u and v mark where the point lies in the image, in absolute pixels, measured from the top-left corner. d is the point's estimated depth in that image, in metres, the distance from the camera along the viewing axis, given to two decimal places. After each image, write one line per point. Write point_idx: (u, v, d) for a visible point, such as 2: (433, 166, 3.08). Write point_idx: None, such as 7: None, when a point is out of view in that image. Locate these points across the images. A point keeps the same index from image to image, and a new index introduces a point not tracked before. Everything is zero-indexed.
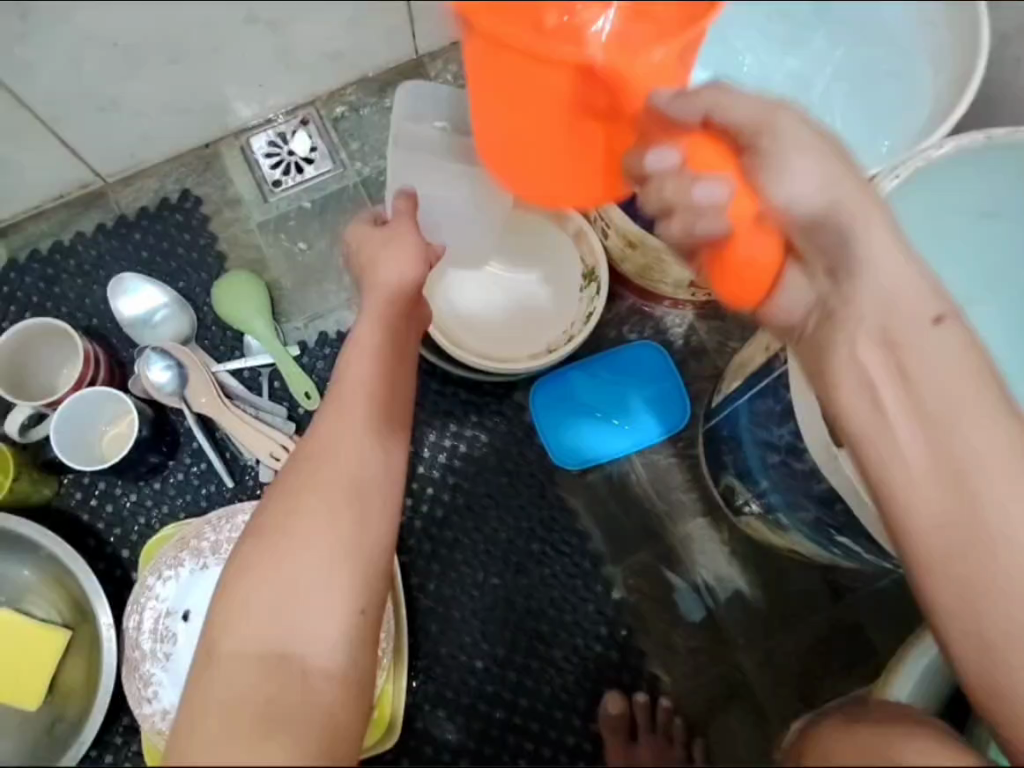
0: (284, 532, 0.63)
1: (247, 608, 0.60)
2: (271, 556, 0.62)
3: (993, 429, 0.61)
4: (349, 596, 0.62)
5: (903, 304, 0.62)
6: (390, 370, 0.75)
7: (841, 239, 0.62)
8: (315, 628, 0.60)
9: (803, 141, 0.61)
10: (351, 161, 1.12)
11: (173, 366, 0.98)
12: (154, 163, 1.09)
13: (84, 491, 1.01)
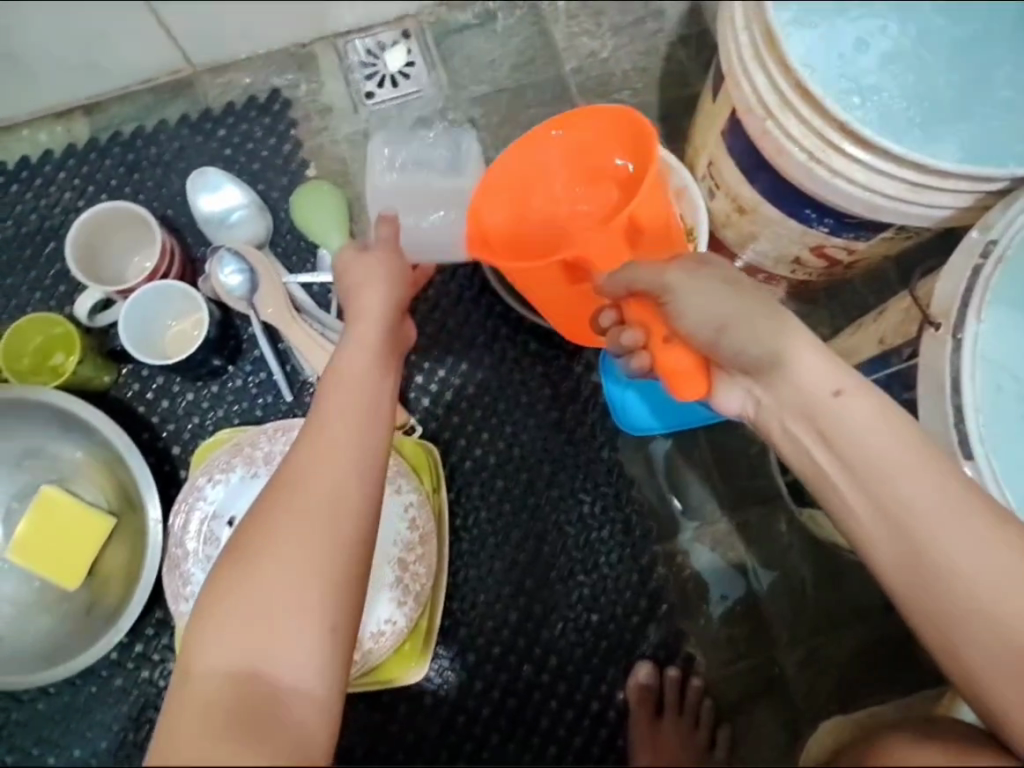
0: (249, 537, 0.58)
1: (216, 617, 0.55)
2: (237, 568, 0.57)
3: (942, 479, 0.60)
4: (325, 606, 0.56)
5: (801, 378, 0.64)
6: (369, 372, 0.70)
7: (738, 343, 0.65)
8: (289, 642, 0.54)
9: (696, 276, 0.67)
10: (449, 82, 1.06)
11: (246, 271, 0.95)
12: (249, 58, 1.05)
13: (141, 385, 1.00)
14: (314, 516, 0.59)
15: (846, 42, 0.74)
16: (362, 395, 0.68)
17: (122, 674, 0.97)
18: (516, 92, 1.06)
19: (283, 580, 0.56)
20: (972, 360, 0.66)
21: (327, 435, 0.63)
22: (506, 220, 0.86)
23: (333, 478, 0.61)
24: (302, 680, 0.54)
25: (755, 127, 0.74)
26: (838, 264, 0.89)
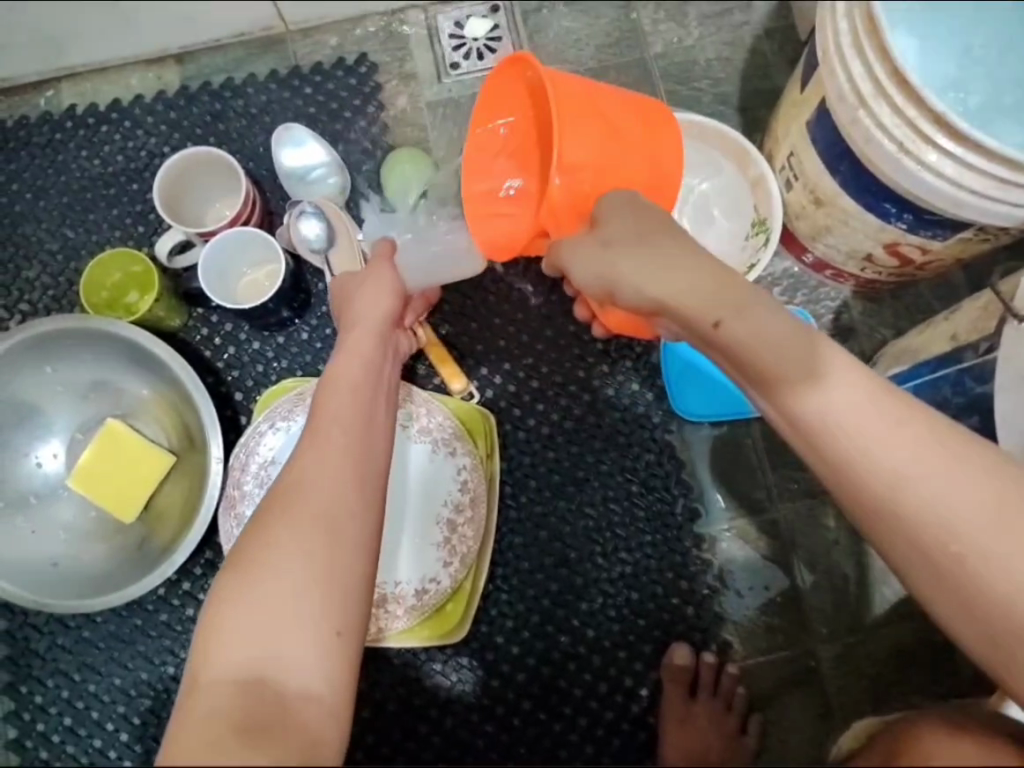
0: (251, 549, 0.57)
1: (223, 628, 0.54)
2: (239, 577, 0.56)
3: (845, 386, 0.59)
4: (329, 608, 0.56)
5: (687, 312, 0.63)
6: (364, 389, 0.71)
7: (632, 287, 0.65)
8: (298, 638, 0.53)
9: (590, 240, 0.67)
10: (533, 59, 1.07)
11: (326, 227, 0.96)
12: (340, 20, 1.07)
13: (210, 330, 1.02)
14: (315, 522, 0.59)
15: (948, 35, 0.75)
16: (356, 413, 0.69)
17: (167, 610, 0.99)
18: (598, 73, 1.07)
19: (283, 585, 0.55)
20: None
21: (322, 439, 0.65)
22: (495, 210, 0.81)
23: (332, 490, 0.61)
24: (312, 680, 0.52)
25: (847, 116, 0.76)
26: (910, 264, 0.89)
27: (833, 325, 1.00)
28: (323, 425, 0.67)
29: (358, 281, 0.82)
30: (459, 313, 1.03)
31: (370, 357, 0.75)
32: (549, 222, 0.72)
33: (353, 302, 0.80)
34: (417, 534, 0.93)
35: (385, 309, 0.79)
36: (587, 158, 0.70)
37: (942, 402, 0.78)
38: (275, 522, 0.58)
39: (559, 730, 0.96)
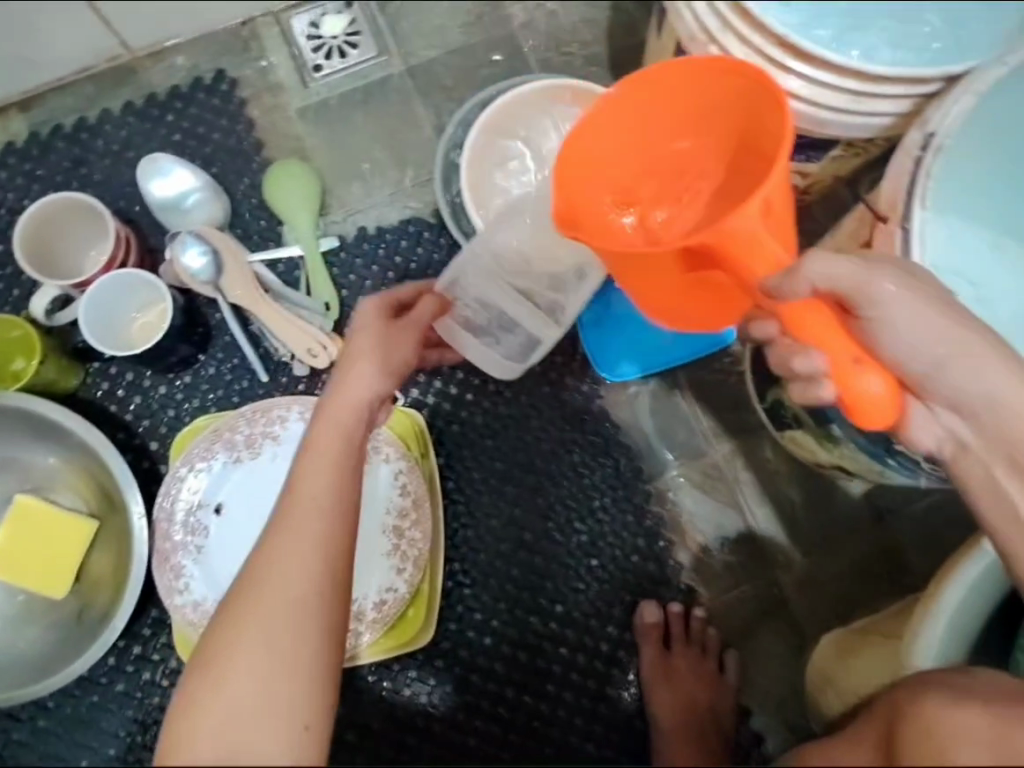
0: (218, 637, 0.55)
1: (186, 728, 0.51)
2: (206, 670, 0.53)
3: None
4: (295, 703, 0.52)
5: (893, 316, 0.64)
6: (344, 452, 0.65)
7: (974, 384, 0.67)
8: (261, 739, 0.50)
9: (897, 296, 0.63)
10: (397, 49, 1.05)
11: (210, 253, 0.93)
12: (190, 39, 1.02)
13: (111, 383, 0.97)
14: (290, 606, 0.55)
15: None
16: (329, 481, 0.62)
17: (123, 679, 0.94)
18: (465, 52, 1.05)
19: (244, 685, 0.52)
20: (921, 246, 0.69)
21: (293, 521, 0.59)
22: (587, 196, 0.67)
23: (303, 573, 0.57)
24: None
25: (700, 54, 0.76)
26: (795, 189, 0.90)
27: None
28: (298, 498, 0.61)
29: (368, 337, 0.74)
30: None
31: (357, 419, 0.68)
32: (740, 249, 0.57)
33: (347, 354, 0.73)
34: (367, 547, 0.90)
35: (387, 367, 0.72)
36: (778, 188, 0.58)
37: None
38: (241, 614, 0.55)
39: (546, 709, 0.95)
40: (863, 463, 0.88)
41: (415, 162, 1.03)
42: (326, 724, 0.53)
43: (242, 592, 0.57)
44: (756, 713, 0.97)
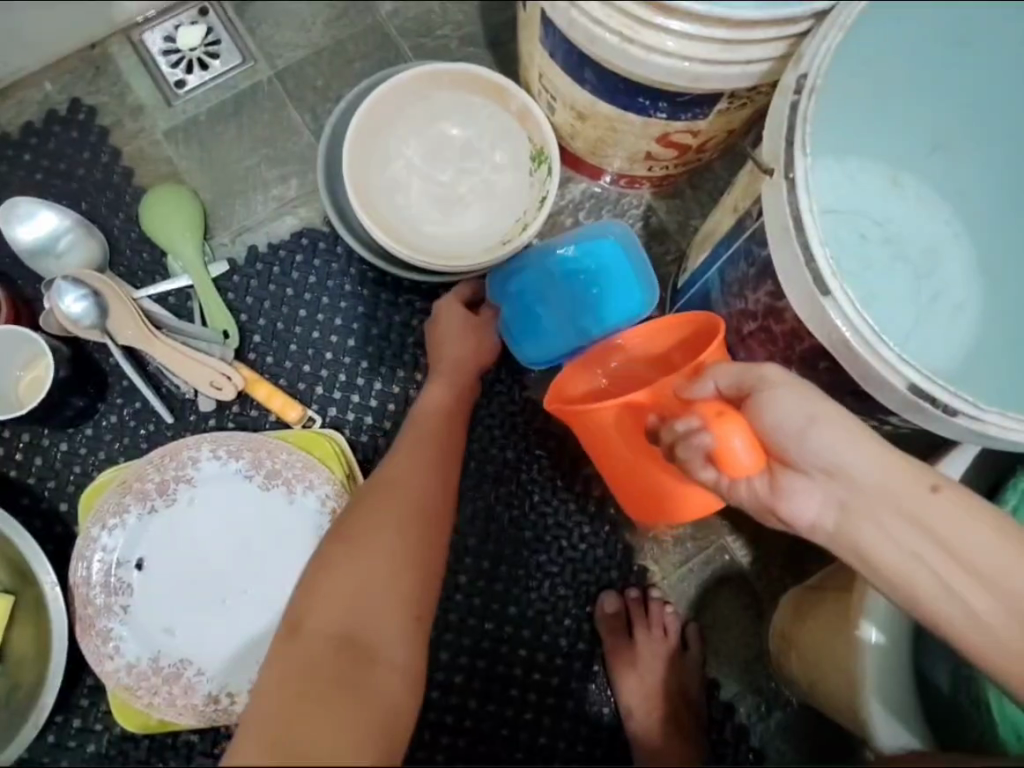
0: (347, 530, 0.67)
1: (321, 591, 0.61)
2: (338, 548, 0.65)
3: (965, 506, 0.67)
4: (412, 594, 0.63)
5: (834, 452, 0.65)
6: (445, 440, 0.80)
7: (824, 447, 0.65)
8: (388, 613, 0.61)
9: (807, 398, 0.65)
10: (261, 53, 0.99)
11: (91, 297, 0.86)
12: (37, 71, 0.96)
13: (6, 447, 0.91)
14: (410, 515, 0.68)
15: None
16: (433, 458, 0.76)
17: (66, 755, 0.89)
18: (333, 47, 1.00)
19: (379, 563, 0.63)
20: (808, 194, 0.66)
21: (409, 458, 0.76)
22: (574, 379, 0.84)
23: (422, 488, 0.72)
24: (397, 654, 0.59)
25: (562, 20, 0.73)
26: (689, 150, 0.87)
27: (644, 231, 1.00)
28: (407, 463, 0.75)
29: (459, 325, 0.89)
30: (272, 339, 0.95)
31: (460, 378, 0.87)
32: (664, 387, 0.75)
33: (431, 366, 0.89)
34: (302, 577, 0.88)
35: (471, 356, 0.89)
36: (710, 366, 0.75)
37: (744, 277, 0.77)
38: (376, 512, 0.68)
39: (512, 714, 0.93)
40: None
41: (297, 170, 0.98)
42: (422, 626, 0.62)
43: (367, 507, 0.70)
44: (724, 685, 0.96)
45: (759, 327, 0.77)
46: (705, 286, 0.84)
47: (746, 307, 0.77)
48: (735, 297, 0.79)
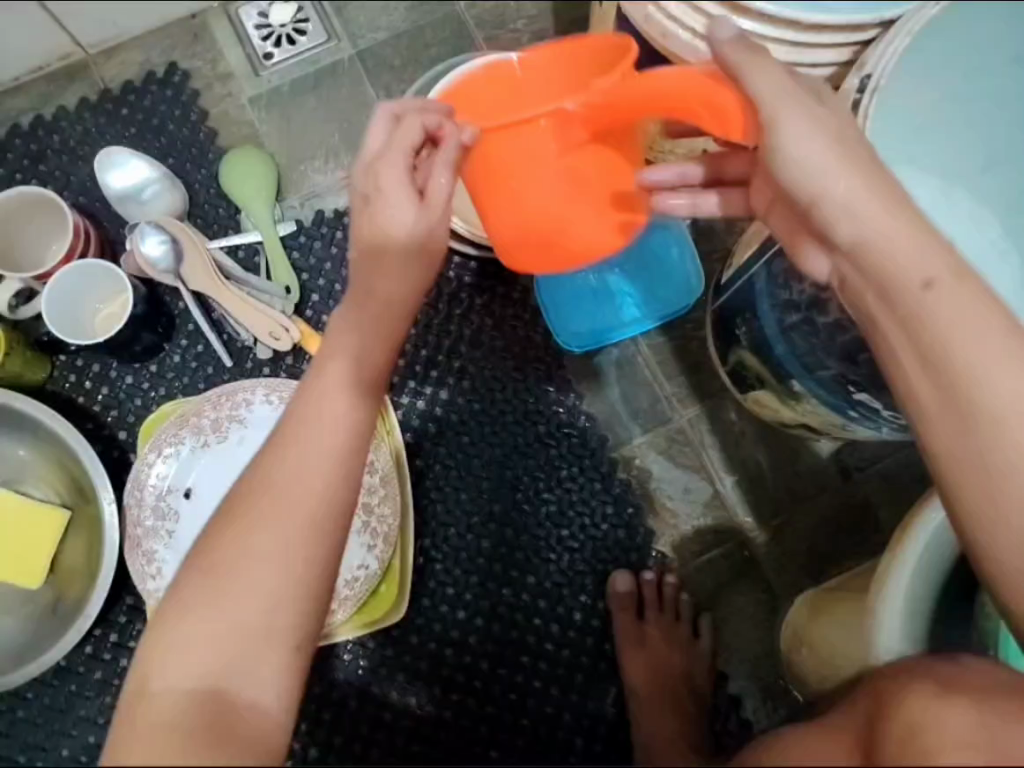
0: (219, 551, 0.52)
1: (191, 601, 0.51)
2: (213, 581, 0.51)
3: (966, 286, 0.56)
4: (289, 622, 0.52)
5: (892, 270, 0.57)
6: (363, 417, 0.58)
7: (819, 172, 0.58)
8: (260, 658, 0.50)
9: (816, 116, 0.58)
10: (345, 33, 1.06)
11: (169, 241, 0.93)
12: (141, 34, 1.04)
13: (78, 375, 0.98)
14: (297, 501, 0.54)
15: None
16: (324, 450, 0.56)
17: (101, 667, 0.95)
18: (413, 34, 1.07)
19: (252, 559, 0.52)
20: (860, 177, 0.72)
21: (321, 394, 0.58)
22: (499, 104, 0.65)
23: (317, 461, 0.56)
24: (263, 703, 0.49)
25: (641, 16, 0.77)
26: None
27: (692, 228, 1.04)
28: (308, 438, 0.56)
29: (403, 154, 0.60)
30: (329, 299, 1.01)
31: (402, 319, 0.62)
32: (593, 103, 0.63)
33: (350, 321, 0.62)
34: None
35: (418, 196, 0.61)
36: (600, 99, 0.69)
37: (787, 269, 0.78)
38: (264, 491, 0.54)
39: (521, 681, 0.96)
40: (826, 421, 0.87)
41: None
42: (297, 677, 0.51)
43: (253, 497, 0.55)
44: (732, 678, 0.97)
45: (802, 319, 0.78)
46: (748, 280, 0.85)
47: (791, 299, 0.78)
48: (779, 289, 0.80)
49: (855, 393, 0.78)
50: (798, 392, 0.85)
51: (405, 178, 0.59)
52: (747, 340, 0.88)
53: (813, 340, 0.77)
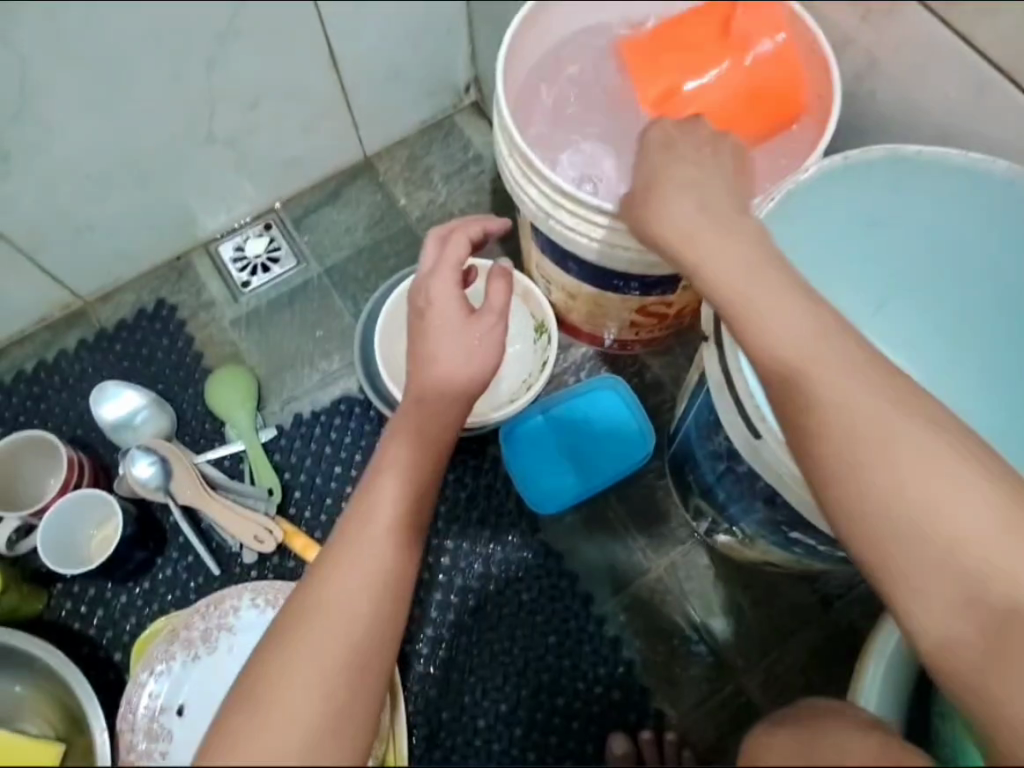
0: (264, 695, 0.53)
1: (237, 730, 0.51)
2: (262, 711, 0.52)
3: (789, 312, 0.62)
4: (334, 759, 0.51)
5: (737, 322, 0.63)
6: (391, 563, 0.63)
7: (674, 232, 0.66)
8: None
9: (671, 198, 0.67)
10: (312, 254, 1.21)
11: (158, 461, 1.00)
12: (133, 279, 1.19)
13: (74, 600, 1.02)
14: (348, 628, 0.58)
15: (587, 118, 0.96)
16: (369, 579, 0.61)
17: None
18: (371, 247, 1.22)
19: (303, 688, 0.53)
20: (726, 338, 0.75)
21: (370, 523, 0.64)
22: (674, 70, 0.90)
23: (365, 589, 0.60)
24: None
25: (545, 226, 0.87)
26: (665, 316, 1.01)
27: (641, 385, 1.12)
28: (352, 580, 0.61)
29: (450, 276, 0.74)
30: (311, 492, 1.08)
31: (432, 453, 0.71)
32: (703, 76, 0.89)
33: (387, 460, 0.69)
34: None
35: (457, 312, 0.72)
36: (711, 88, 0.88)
37: (708, 423, 0.85)
38: (317, 617, 0.58)
39: None
40: (785, 558, 0.90)
41: (338, 346, 1.16)
42: None
43: (307, 621, 0.58)
44: None
45: (726, 468, 0.84)
46: (685, 433, 0.93)
47: (715, 449, 0.85)
48: (706, 441, 0.87)
49: (791, 532, 0.82)
50: (752, 534, 0.89)
51: (456, 295, 0.73)
52: (698, 486, 0.94)
53: (743, 488, 0.83)
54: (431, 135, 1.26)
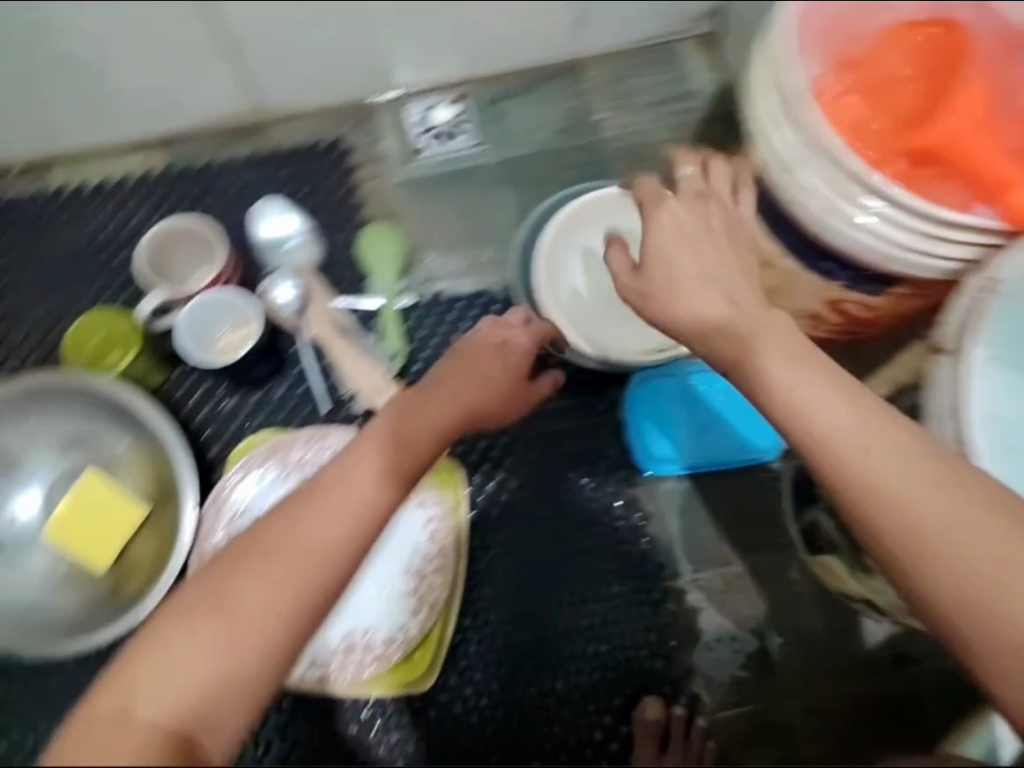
0: (210, 595, 0.53)
1: (179, 628, 0.51)
2: (205, 618, 0.52)
3: (797, 367, 0.61)
4: (258, 682, 0.52)
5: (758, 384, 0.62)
6: (371, 505, 0.60)
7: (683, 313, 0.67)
8: (227, 711, 0.50)
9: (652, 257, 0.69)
10: (496, 141, 1.17)
11: (299, 288, 1.05)
12: (317, 109, 1.17)
13: (188, 389, 1.07)
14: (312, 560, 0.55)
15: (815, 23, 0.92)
16: (351, 512, 0.59)
17: None
18: (555, 153, 1.17)
19: (254, 607, 0.53)
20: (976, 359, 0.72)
21: (361, 462, 0.62)
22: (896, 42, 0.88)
23: (343, 525, 0.58)
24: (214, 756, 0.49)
25: (775, 182, 0.83)
26: (853, 321, 0.95)
27: None
28: (315, 525, 0.57)
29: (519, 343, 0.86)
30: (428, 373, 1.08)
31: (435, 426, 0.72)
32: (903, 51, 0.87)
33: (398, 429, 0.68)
34: (379, 582, 0.96)
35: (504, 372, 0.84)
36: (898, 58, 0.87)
37: None
38: (283, 542, 0.56)
39: None
40: (897, 604, 0.87)
41: (494, 241, 1.14)
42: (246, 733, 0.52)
43: (272, 533, 0.56)
44: None
45: None
46: None
47: None
48: None
49: None
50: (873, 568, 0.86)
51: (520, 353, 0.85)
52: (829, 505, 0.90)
53: None
54: (651, 56, 1.19)
